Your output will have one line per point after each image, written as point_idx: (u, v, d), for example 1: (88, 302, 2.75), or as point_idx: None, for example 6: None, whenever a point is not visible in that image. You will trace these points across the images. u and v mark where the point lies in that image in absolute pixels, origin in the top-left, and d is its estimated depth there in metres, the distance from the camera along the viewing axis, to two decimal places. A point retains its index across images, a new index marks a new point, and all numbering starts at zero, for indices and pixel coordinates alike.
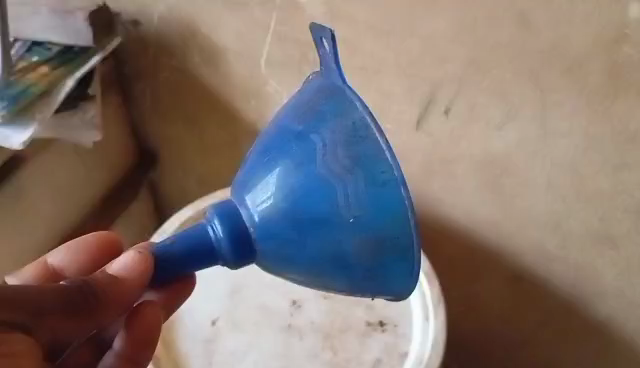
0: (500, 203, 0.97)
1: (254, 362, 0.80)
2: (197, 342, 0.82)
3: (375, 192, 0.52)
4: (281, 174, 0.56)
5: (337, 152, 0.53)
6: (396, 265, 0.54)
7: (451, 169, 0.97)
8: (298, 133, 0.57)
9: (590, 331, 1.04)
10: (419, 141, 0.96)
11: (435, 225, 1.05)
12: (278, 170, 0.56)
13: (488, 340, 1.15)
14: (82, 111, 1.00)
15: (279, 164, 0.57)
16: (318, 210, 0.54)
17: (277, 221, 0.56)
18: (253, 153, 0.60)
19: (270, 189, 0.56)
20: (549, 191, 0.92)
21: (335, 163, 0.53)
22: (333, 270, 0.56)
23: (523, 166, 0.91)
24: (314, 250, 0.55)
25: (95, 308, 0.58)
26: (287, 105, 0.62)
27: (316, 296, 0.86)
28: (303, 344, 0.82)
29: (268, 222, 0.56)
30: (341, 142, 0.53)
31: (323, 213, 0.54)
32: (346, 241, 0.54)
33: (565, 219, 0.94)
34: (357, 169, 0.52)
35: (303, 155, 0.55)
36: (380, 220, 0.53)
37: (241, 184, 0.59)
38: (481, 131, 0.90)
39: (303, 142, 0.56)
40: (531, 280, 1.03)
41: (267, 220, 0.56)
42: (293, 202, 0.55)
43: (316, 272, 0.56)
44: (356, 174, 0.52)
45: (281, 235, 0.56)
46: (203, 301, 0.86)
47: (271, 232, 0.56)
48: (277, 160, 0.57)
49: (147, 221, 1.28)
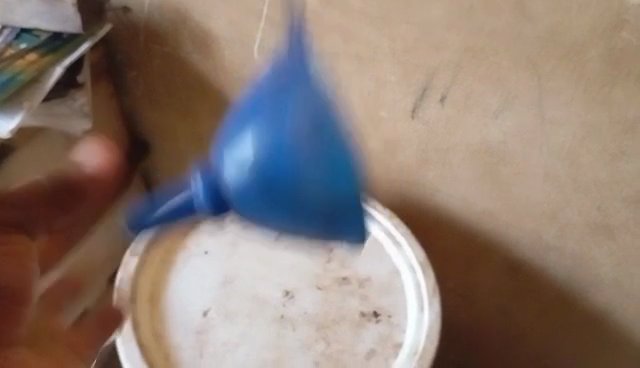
0: (497, 193, 0.96)
1: (246, 354, 0.78)
2: (188, 333, 0.80)
3: (332, 153, 0.54)
4: (247, 141, 0.54)
5: (295, 119, 0.54)
6: (350, 221, 0.57)
7: (447, 158, 0.96)
8: (258, 104, 0.55)
9: (587, 321, 1.04)
10: (415, 130, 0.95)
11: (431, 213, 1.04)
12: (243, 138, 0.55)
13: (485, 330, 1.15)
14: (71, 99, 0.98)
15: (243, 133, 0.55)
16: (280, 173, 0.54)
17: (245, 187, 0.56)
18: (226, 119, 0.58)
19: (235, 156, 0.56)
20: (545, 180, 0.91)
21: (295, 128, 0.53)
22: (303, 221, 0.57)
23: (520, 155, 0.90)
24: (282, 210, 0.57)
25: (79, 198, 0.50)
26: (252, 83, 0.59)
27: (311, 287, 0.84)
28: (296, 335, 0.80)
29: (238, 188, 0.57)
30: (300, 110, 0.53)
31: (285, 176, 0.54)
32: (307, 199, 0.56)
33: (562, 208, 0.93)
34: (316, 134, 0.53)
35: (267, 123, 0.54)
36: (338, 183, 0.55)
37: (217, 149, 0.58)
38: (477, 120, 0.89)
39: (265, 111, 0.54)
40: (526, 269, 1.03)
41: (236, 178, 0.55)
42: (258, 169, 0.55)
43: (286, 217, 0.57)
44: (315, 138, 0.54)
45: (250, 199, 0.56)
46: (194, 292, 0.83)
47: (243, 197, 0.57)
48: (242, 130, 0.55)
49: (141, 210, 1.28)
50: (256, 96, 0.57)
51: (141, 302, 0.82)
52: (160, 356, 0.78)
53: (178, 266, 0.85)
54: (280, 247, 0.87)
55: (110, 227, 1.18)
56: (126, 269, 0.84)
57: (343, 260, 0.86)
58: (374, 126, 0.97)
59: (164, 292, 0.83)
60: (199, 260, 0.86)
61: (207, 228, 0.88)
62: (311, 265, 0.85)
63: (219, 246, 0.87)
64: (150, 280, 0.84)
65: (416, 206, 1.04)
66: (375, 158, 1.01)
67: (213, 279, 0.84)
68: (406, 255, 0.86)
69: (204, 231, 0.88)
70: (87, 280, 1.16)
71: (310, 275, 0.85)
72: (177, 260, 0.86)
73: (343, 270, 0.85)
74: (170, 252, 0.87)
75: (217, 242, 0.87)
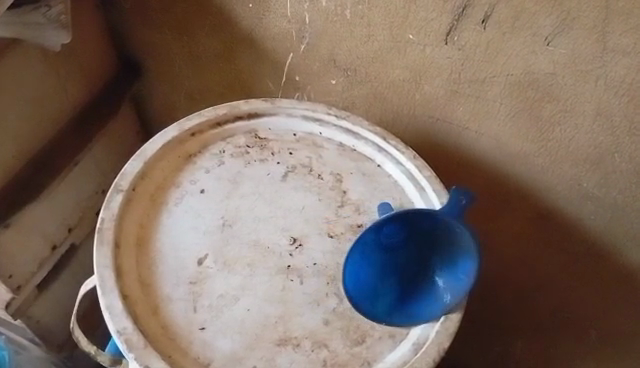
0: (535, 133, 0.84)
1: (247, 309, 0.66)
2: (180, 282, 0.68)
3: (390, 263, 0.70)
4: (367, 252, 0.70)
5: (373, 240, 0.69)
6: (400, 268, 0.71)
7: (481, 91, 0.83)
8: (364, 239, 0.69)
9: (620, 278, 0.95)
10: (447, 55, 0.81)
11: (456, 153, 0.93)
12: (362, 261, 0.69)
13: (502, 282, 1.06)
14: (46, 6, 0.81)
15: (365, 253, 0.69)
16: (372, 277, 0.70)
17: (374, 281, 0.69)
18: (350, 260, 0.69)
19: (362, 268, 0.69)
20: (596, 120, 0.79)
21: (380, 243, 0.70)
22: (407, 309, 0.68)
23: (570, 90, 0.77)
24: (390, 308, 0.68)
25: None
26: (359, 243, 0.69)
27: (321, 234, 0.73)
28: (305, 288, 0.69)
29: (372, 287, 0.69)
30: (377, 235, 0.69)
31: (376, 262, 0.70)
32: (382, 270, 0.70)
33: (610, 154, 0.81)
34: (377, 250, 0.70)
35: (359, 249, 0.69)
36: (393, 259, 0.71)
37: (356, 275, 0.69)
38: (524, 46, 0.76)
39: (359, 247, 0.69)
40: (558, 220, 0.92)
41: (370, 285, 0.69)
42: (366, 268, 0.70)
43: (409, 323, 0.66)
44: (377, 251, 0.70)
45: (373, 281, 0.69)
46: (187, 235, 0.71)
47: (370, 289, 0.69)
48: (364, 254, 0.70)
49: (130, 139, 1.16)
50: (362, 241, 0.69)
51: (126, 246, 0.69)
52: (146, 308, 0.65)
53: (170, 205, 0.74)
54: (287, 189, 0.76)
55: (97, 156, 1.06)
56: (109, 208, 0.70)
57: (357, 206, 0.75)
58: (398, 50, 0.84)
59: (153, 235, 0.71)
60: (194, 198, 0.74)
61: (204, 165, 0.77)
62: (321, 209, 0.75)
63: (218, 184, 0.76)
64: (137, 222, 0.71)
65: (439, 143, 0.93)
66: (397, 88, 0.88)
67: (210, 222, 0.72)
68: (431, 202, 0.75)
69: (201, 167, 0.77)
70: (73, 213, 1.05)
71: (320, 221, 0.74)
72: (169, 199, 0.74)
73: (359, 216, 0.74)
74: (159, 190, 0.75)
75: (215, 180, 0.76)
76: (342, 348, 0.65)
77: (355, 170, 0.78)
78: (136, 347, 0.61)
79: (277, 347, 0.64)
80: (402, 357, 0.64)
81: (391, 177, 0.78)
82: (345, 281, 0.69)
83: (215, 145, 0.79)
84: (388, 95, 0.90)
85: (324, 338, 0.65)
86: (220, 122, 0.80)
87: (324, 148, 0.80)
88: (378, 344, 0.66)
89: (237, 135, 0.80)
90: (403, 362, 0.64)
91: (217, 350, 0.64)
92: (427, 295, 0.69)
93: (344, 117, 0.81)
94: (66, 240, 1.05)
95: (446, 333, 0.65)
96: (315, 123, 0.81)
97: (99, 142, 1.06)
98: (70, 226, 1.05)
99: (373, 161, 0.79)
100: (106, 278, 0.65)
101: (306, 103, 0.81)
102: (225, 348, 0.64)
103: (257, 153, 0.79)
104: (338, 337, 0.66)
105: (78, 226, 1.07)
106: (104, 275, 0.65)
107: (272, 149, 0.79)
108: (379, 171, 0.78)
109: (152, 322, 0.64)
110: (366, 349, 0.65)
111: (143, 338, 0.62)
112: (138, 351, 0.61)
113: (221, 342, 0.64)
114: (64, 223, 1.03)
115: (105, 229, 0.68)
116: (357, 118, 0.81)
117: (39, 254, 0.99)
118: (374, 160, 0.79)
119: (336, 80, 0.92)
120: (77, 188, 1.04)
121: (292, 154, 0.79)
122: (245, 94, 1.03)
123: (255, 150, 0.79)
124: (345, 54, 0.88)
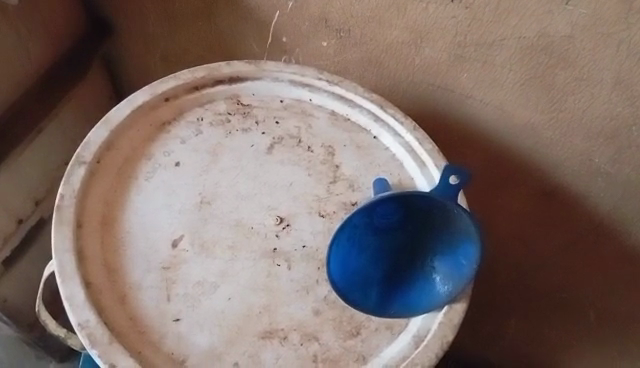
0: (546, 103, 0.76)
1: (227, 298, 0.59)
2: (151, 268, 0.60)
3: (383, 247, 0.65)
4: (357, 236, 0.64)
5: (363, 223, 0.63)
6: (393, 253, 0.64)
7: (490, 55, 0.75)
8: (354, 224, 0.62)
9: (626, 259, 0.89)
10: (453, 15, 0.73)
11: (458, 123, 0.85)
12: (352, 245, 0.63)
13: (500, 261, 1.00)
14: None
15: (355, 237, 0.63)
16: (363, 262, 0.63)
17: (364, 267, 0.63)
18: (338, 245, 0.61)
19: (352, 253, 0.63)
20: (615, 89, 0.71)
21: (371, 226, 0.64)
22: (397, 299, 0.61)
23: (589, 55, 0.70)
24: (379, 297, 0.61)
25: None
26: (349, 226, 0.61)
27: (310, 213, 0.65)
28: (292, 274, 0.61)
29: (363, 273, 0.62)
30: (369, 217, 0.62)
31: (367, 245, 0.64)
32: (372, 256, 0.64)
33: (626, 127, 0.74)
34: (370, 234, 0.64)
35: (346, 233, 0.62)
36: (386, 243, 0.65)
37: (344, 262, 0.62)
38: (541, 4, 0.67)
39: (347, 232, 0.62)
40: (565, 198, 0.86)
41: (359, 271, 0.62)
42: (356, 253, 0.63)
43: (395, 314, 0.59)
44: (370, 236, 0.64)
45: (363, 267, 0.63)
46: (160, 214, 0.63)
47: (359, 275, 0.62)
48: (354, 238, 0.63)
49: (102, 104, 1.06)
50: (353, 223, 0.62)
51: (89, 227, 0.61)
52: (113, 298, 0.58)
53: (140, 180, 0.65)
54: (272, 163, 0.68)
55: (64, 122, 0.97)
56: (70, 182, 0.62)
57: (351, 182, 0.68)
58: (398, 8, 0.75)
59: (121, 213, 0.63)
60: (168, 173, 0.66)
61: (180, 134, 0.69)
62: (311, 186, 0.67)
63: (195, 156, 0.68)
64: (102, 199, 0.63)
65: (439, 112, 0.85)
66: (395, 51, 0.80)
67: (186, 199, 0.64)
68: (433, 178, 0.67)
69: (175, 137, 0.69)
70: (41, 185, 0.96)
71: (310, 198, 0.66)
72: (138, 173, 0.66)
73: (353, 193, 0.67)
74: (128, 162, 0.67)
75: (192, 151, 0.68)
76: (334, 341, 0.58)
77: (348, 142, 0.70)
78: (101, 343, 0.54)
79: (261, 341, 0.57)
80: (401, 352, 0.58)
81: (388, 150, 0.70)
82: (334, 270, 0.61)
83: (192, 112, 0.71)
84: (385, 59, 0.81)
85: (314, 331, 0.59)
86: (198, 86, 0.71)
87: (315, 117, 0.72)
88: (374, 336, 0.59)
89: (217, 101, 0.72)
90: (402, 357, 0.57)
91: (193, 345, 0.56)
92: (422, 285, 0.61)
93: (337, 82, 0.72)
94: (33, 214, 0.96)
95: (449, 325, 0.59)
96: (304, 88, 0.72)
97: (66, 108, 0.96)
98: (37, 200, 0.96)
99: (368, 132, 0.71)
100: (66, 264, 0.57)
101: (294, 66, 0.73)
102: (203, 342, 0.57)
103: (239, 121, 0.71)
104: (329, 329, 0.59)
105: (45, 199, 0.97)
106: (64, 261, 0.58)
107: (256, 118, 0.71)
108: (375, 143, 0.71)
109: (120, 314, 0.57)
110: (361, 342, 0.58)
111: (108, 332, 0.55)
112: (103, 347, 0.54)
113: (198, 335, 0.57)
114: (30, 196, 0.94)
115: (64, 207, 0.60)
116: (351, 83, 0.72)
117: (2, 230, 0.91)
118: (370, 130, 0.71)
119: (328, 42, 0.83)
120: (44, 158, 0.95)
121: (279, 123, 0.71)
122: (226, 56, 0.94)
123: (237, 118, 0.71)
124: (338, 12, 0.79)
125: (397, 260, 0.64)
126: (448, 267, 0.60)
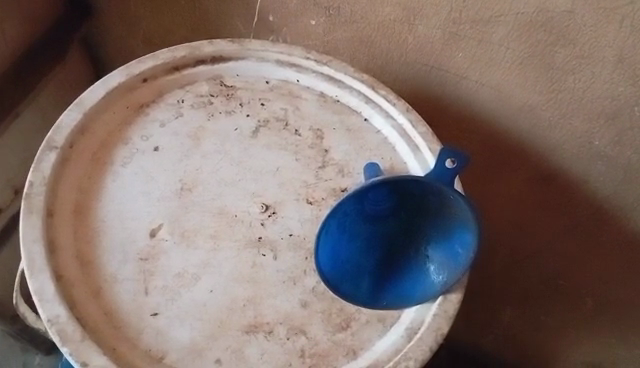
0: (545, 83, 0.73)
1: (209, 291, 0.56)
2: (128, 259, 0.56)
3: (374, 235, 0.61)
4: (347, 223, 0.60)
5: (353, 209, 0.59)
6: (384, 241, 0.61)
7: (486, 33, 0.71)
8: (344, 210, 0.58)
9: (626, 245, 0.86)
10: None
11: (453, 105, 0.81)
12: (342, 232, 0.60)
13: (496, 248, 0.97)
14: None
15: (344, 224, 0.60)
16: (354, 251, 0.60)
17: (355, 256, 0.59)
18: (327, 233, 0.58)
19: (341, 242, 0.60)
20: (616, 67, 0.68)
21: (362, 212, 0.60)
22: (390, 289, 0.58)
23: (590, 32, 0.66)
24: (370, 287, 0.57)
25: None
26: (339, 213, 0.58)
27: (298, 200, 0.62)
28: (279, 265, 0.58)
29: (353, 262, 0.59)
30: (360, 203, 0.58)
31: (357, 233, 0.61)
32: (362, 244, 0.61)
33: (628, 108, 0.71)
34: (360, 221, 0.61)
35: (335, 220, 0.58)
36: (377, 231, 0.61)
37: (334, 251, 0.59)
38: None
39: (337, 219, 0.58)
40: (563, 182, 0.83)
41: (349, 260, 0.59)
42: (346, 241, 0.60)
43: (387, 305, 0.56)
44: (360, 223, 0.61)
45: (354, 255, 0.59)
46: (137, 202, 0.60)
47: (349, 265, 0.58)
48: (344, 226, 0.60)
49: (83, 88, 1.02)
50: (344, 210, 0.58)
51: (61, 216, 0.58)
52: (87, 291, 0.54)
53: (116, 166, 0.62)
54: (257, 147, 0.65)
55: (43, 107, 0.93)
56: (40, 169, 0.58)
57: (341, 167, 0.64)
58: None
59: (96, 201, 0.60)
60: (146, 158, 0.62)
61: (159, 118, 0.65)
62: (298, 172, 0.64)
63: (175, 141, 0.64)
64: (76, 186, 0.60)
65: (433, 93, 0.81)
66: (386, 29, 0.76)
67: (165, 186, 0.61)
68: (427, 163, 0.64)
69: (154, 121, 0.65)
70: (20, 173, 0.92)
71: (297, 184, 0.63)
72: (115, 159, 0.62)
73: (343, 179, 0.63)
74: (105, 147, 0.63)
75: (172, 135, 0.64)
76: (323, 335, 0.55)
77: (338, 125, 0.67)
78: (72, 340, 0.51)
79: (246, 336, 0.54)
80: (393, 345, 0.54)
81: (380, 133, 0.67)
82: (323, 259, 0.58)
83: (173, 94, 0.67)
84: (376, 38, 0.78)
85: (301, 324, 0.55)
86: (178, 66, 0.67)
87: (302, 99, 0.68)
88: (365, 329, 0.56)
89: (199, 82, 0.68)
90: (395, 351, 0.54)
91: (172, 341, 0.53)
92: (415, 274, 0.58)
93: (325, 62, 0.68)
94: (14, 203, 0.92)
95: (444, 317, 0.55)
96: (292, 69, 0.68)
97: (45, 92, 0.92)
98: (17, 188, 0.92)
99: (359, 115, 0.68)
100: (36, 256, 0.54)
101: (281, 45, 0.69)
102: (183, 337, 0.53)
103: (223, 103, 0.67)
104: (318, 322, 0.56)
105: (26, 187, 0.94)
106: (34, 253, 0.54)
107: (240, 100, 0.67)
108: (365, 126, 0.67)
109: (94, 309, 0.53)
110: (352, 336, 0.55)
111: (81, 328, 0.52)
112: (75, 345, 0.51)
113: (178, 330, 0.54)
114: (10, 184, 0.90)
115: (34, 195, 0.57)
116: (340, 63, 0.68)
117: None
118: (361, 112, 0.68)
119: (317, 20, 0.79)
120: (23, 144, 0.91)
121: (265, 105, 0.67)
122: (211, 36, 0.89)
123: (220, 100, 0.67)
124: None
125: (388, 247, 0.60)
126: (442, 255, 0.57)
